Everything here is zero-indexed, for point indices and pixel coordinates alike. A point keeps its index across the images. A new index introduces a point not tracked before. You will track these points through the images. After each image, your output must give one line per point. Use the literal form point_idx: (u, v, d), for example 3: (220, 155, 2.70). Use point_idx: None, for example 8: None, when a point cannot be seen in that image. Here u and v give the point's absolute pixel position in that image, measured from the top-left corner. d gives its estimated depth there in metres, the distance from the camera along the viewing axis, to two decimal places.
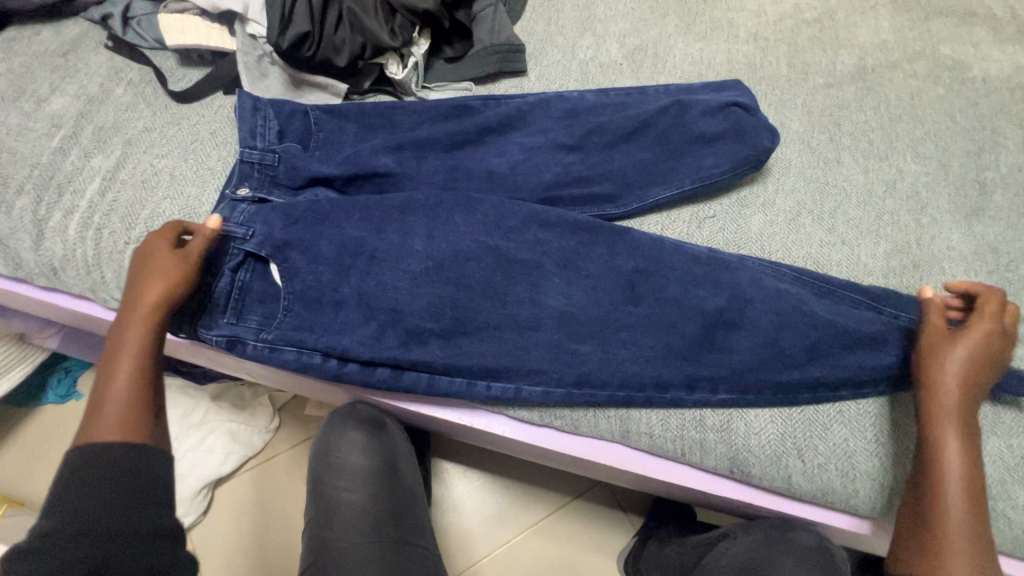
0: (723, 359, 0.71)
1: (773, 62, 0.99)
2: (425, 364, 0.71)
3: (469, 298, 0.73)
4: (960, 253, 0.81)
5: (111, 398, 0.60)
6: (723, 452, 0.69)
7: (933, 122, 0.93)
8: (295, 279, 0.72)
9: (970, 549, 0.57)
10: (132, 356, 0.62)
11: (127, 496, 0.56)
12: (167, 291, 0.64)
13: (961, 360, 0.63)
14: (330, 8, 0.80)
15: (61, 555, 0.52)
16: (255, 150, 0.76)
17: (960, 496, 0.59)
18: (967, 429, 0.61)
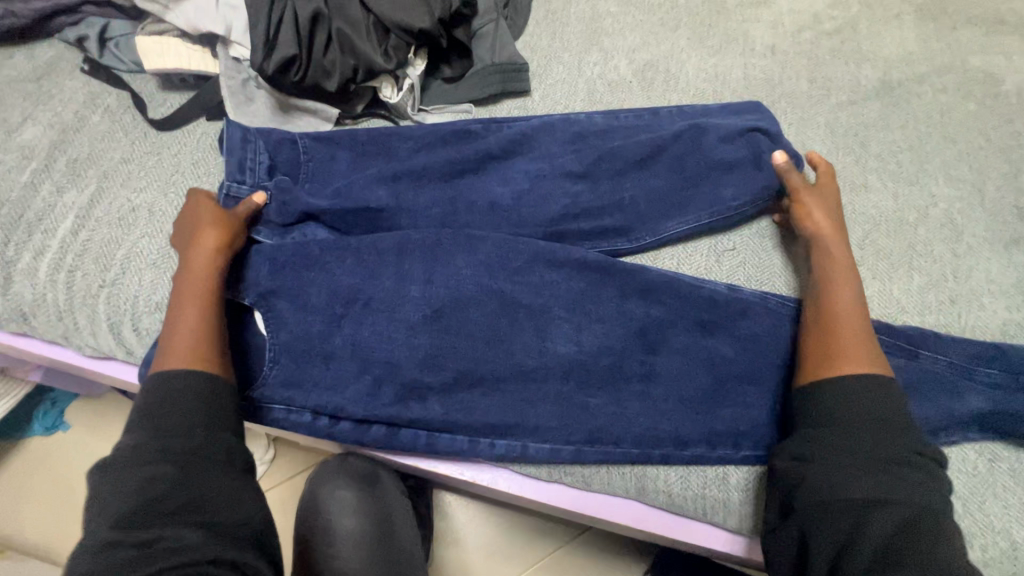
0: (743, 412, 0.66)
1: (792, 77, 0.93)
2: (424, 422, 0.65)
3: (471, 346, 0.68)
4: (1001, 287, 0.75)
5: (185, 336, 0.60)
6: (750, 513, 0.64)
7: (965, 141, 0.87)
8: (281, 329, 0.66)
9: (861, 345, 0.60)
10: (200, 294, 0.62)
11: (206, 418, 0.58)
12: (225, 238, 0.65)
13: (823, 197, 0.71)
14: (317, 29, 0.74)
15: (147, 474, 0.53)
16: (243, 184, 0.71)
17: (846, 302, 0.63)
18: (843, 249, 0.67)
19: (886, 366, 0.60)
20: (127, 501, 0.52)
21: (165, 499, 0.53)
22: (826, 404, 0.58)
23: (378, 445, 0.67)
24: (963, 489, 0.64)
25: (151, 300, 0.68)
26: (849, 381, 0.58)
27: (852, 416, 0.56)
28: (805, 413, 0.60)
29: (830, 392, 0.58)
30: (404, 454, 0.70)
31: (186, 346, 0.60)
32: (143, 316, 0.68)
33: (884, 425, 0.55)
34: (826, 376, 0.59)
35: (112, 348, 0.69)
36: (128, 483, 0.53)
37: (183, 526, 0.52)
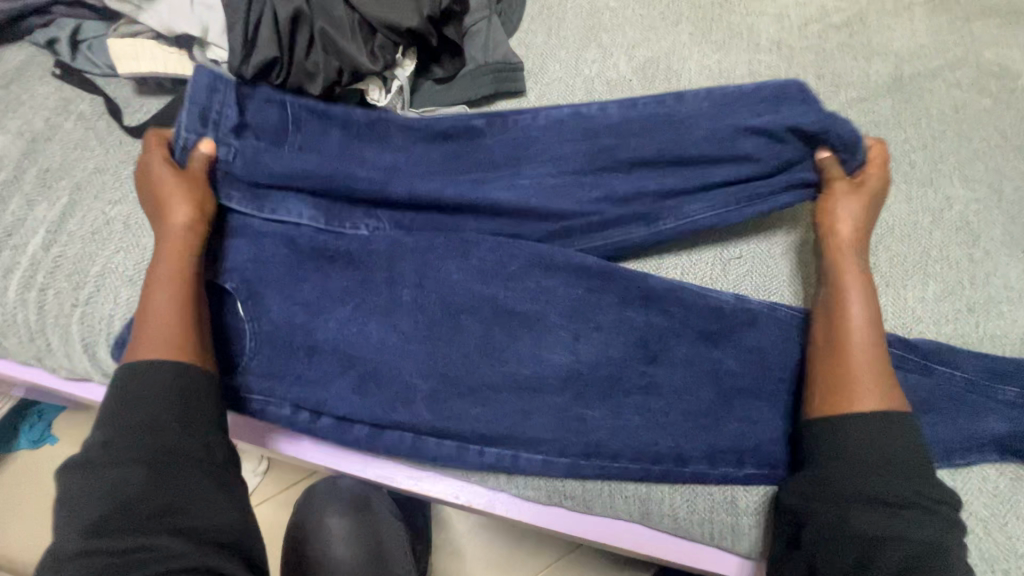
0: (752, 432, 0.62)
1: (799, 74, 0.89)
2: (410, 425, 0.63)
3: (466, 360, 0.64)
4: (1020, 293, 0.72)
5: (157, 319, 0.59)
6: (759, 538, 0.61)
7: (981, 139, 0.83)
8: (262, 317, 0.65)
9: (875, 379, 0.57)
10: (173, 276, 0.61)
11: (179, 416, 0.56)
12: (194, 200, 0.64)
13: (854, 207, 0.65)
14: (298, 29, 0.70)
15: (117, 480, 0.53)
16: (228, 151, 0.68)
17: (863, 331, 0.59)
18: (865, 270, 0.63)
19: (899, 401, 0.57)
20: (101, 508, 0.52)
21: (141, 503, 0.52)
22: (834, 442, 0.55)
23: (370, 455, 0.66)
24: (984, 510, 0.61)
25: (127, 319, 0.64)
26: (857, 419, 0.55)
27: (860, 451, 0.54)
28: (810, 444, 0.58)
29: (838, 431, 0.56)
30: (397, 466, 0.67)
31: (158, 329, 0.59)
32: (118, 335, 0.64)
33: (891, 460, 0.54)
34: (834, 409, 0.57)
35: (87, 370, 0.66)
36: (102, 489, 0.53)
37: (160, 530, 0.52)
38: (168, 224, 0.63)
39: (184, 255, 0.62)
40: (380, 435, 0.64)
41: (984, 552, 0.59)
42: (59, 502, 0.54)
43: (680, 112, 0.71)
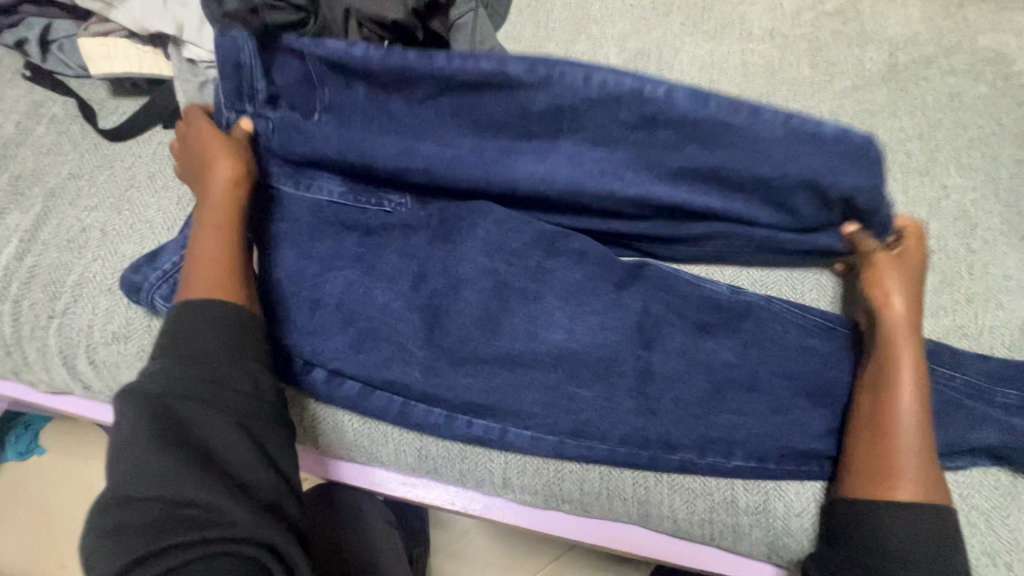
0: (756, 430, 0.60)
1: (793, 63, 0.87)
2: (403, 385, 0.60)
3: (462, 350, 0.61)
4: (1019, 283, 0.71)
5: (205, 260, 0.58)
6: (760, 537, 0.60)
7: (977, 127, 0.82)
8: (277, 268, 0.64)
9: (921, 471, 0.53)
10: (219, 225, 0.60)
11: (220, 356, 0.53)
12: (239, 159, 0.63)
13: (904, 279, 0.60)
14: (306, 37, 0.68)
15: (153, 428, 0.48)
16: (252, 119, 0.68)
17: (912, 422, 0.55)
18: (916, 350, 0.58)
19: (943, 493, 0.53)
20: (137, 458, 0.47)
21: (193, 444, 0.48)
22: (880, 530, 0.52)
23: (363, 457, 0.64)
24: (986, 503, 0.60)
25: (107, 329, 0.62)
26: (900, 512, 0.52)
27: (892, 534, 0.51)
28: (840, 518, 0.55)
29: (883, 521, 0.52)
30: (390, 472, 0.65)
31: (208, 269, 0.58)
32: (98, 346, 0.62)
33: (924, 541, 0.51)
34: (875, 498, 0.53)
35: (67, 382, 0.65)
36: (135, 439, 0.48)
37: (202, 477, 0.47)
38: (207, 176, 0.62)
39: (231, 203, 0.62)
40: (371, 429, 0.62)
41: (987, 546, 0.58)
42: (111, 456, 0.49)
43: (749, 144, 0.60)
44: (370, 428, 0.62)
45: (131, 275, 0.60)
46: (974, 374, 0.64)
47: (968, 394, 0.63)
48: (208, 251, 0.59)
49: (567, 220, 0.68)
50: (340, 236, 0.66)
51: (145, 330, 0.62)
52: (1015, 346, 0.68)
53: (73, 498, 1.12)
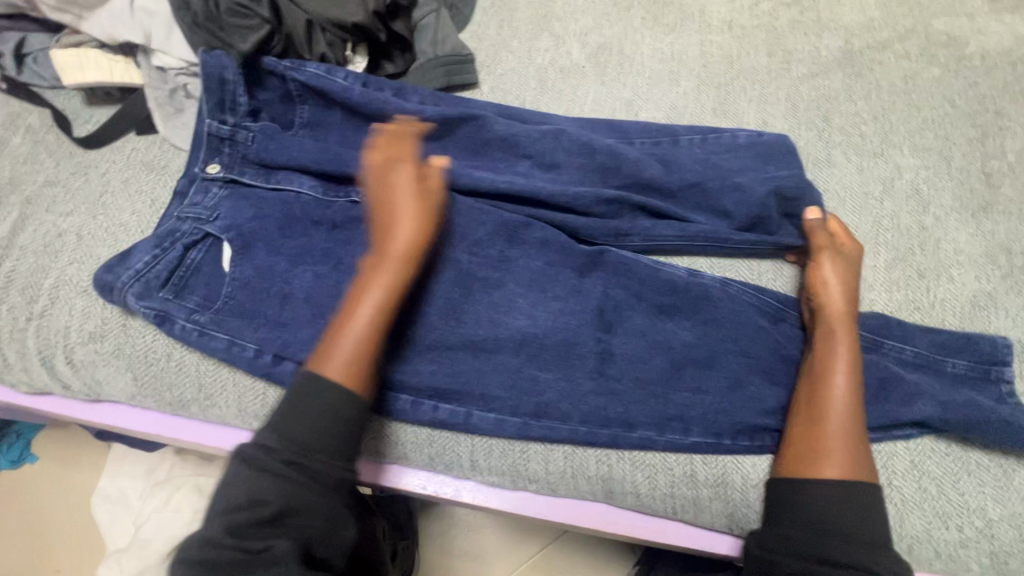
0: (713, 406, 0.62)
1: (751, 53, 0.89)
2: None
3: (427, 337, 0.63)
4: (970, 257, 0.73)
5: (355, 351, 0.56)
6: (720, 510, 0.62)
7: (930, 108, 0.85)
8: (245, 263, 0.65)
9: (849, 449, 0.55)
10: (382, 290, 0.58)
11: (331, 444, 0.53)
12: (419, 224, 0.59)
13: (840, 270, 0.64)
14: (271, 45, 0.70)
15: (258, 488, 0.50)
16: (225, 124, 0.70)
17: (842, 403, 0.57)
18: (850, 338, 0.60)
19: (872, 471, 0.55)
20: (236, 505, 0.50)
21: (280, 516, 0.50)
22: (813, 505, 0.54)
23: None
24: (938, 469, 0.62)
25: (84, 330, 0.64)
26: (829, 487, 0.54)
27: (821, 508, 0.53)
28: (776, 498, 0.56)
29: (814, 497, 0.54)
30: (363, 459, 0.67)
31: (355, 360, 0.55)
32: (75, 346, 0.64)
33: (850, 511, 0.53)
34: (806, 475, 0.55)
35: (47, 383, 0.67)
36: (242, 487, 0.51)
37: (284, 538, 0.50)
38: (387, 230, 0.59)
39: (404, 272, 0.58)
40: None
41: (939, 509, 0.60)
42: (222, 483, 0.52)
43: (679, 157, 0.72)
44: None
45: (103, 275, 0.62)
46: (921, 348, 0.66)
47: (914, 366, 0.66)
48: (359, 321, 0.56)
49: (525, 210, 0.70)
50: (309, 232, 0.68)
51: (120, 329, 0.64)
52: (965, 317, 0.70)
53: (70, 503, 1.14)
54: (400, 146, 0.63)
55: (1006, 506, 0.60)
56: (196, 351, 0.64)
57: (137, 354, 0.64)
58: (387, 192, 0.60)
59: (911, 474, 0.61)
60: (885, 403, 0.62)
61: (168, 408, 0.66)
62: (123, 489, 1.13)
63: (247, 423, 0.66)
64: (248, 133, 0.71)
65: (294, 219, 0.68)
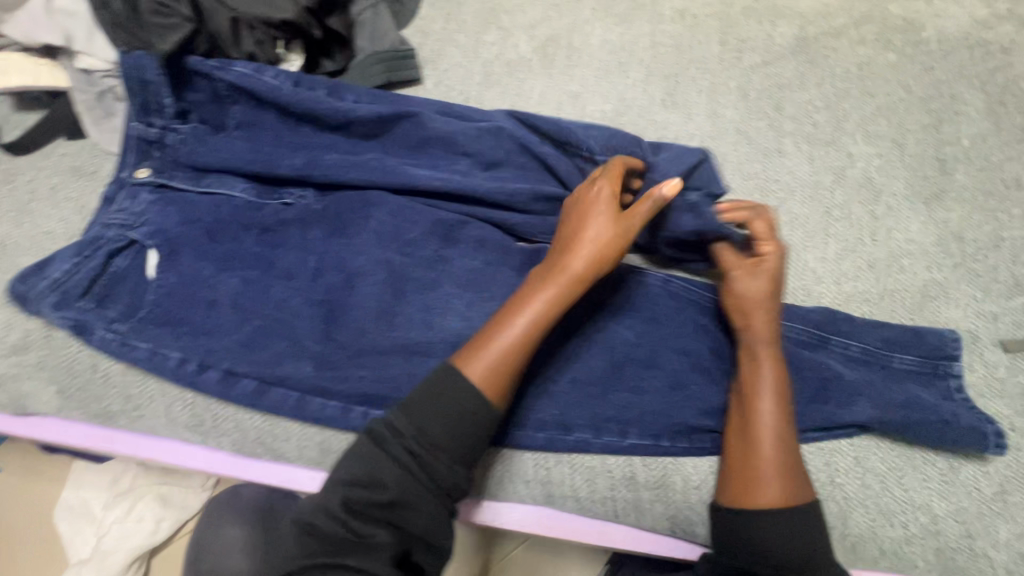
0: (652, 407, 0.61)
1: (703, 41, 0.86)
2: (294, 380, 0.61)
3: (358, 342, 0.62)
4: (922, 246, 0.71)
5: (504, 361, 0.54)
6: (661, 512, 0.60)
7: (885, 95, 0.83)
8: (171, 270, 0.63)
9: (781, 473, 0.53)
10: (535, 310, 0.55)
11: (459, 448, 0.52)
12: (598, 251, 0.56)
13: (760, 282, 0.58)
14: (195, 45, 0.68)
15: (380, 473, 0.51)
16: (152, 126, 0.68)
17: (770, 427, 0.54)
18: (778, 355, 0.57)
19: (807, 492, 0.53)
20: (354, 481, 0.51)
21: (389, 507, 0.51)
22: (754, 536, 0.52)
23: (267, 455, 0.64)
24: (883, 465, 0.60)
25: (5, 341, 0.62)
26: (767, 517, 0.52)
27: (762, 535, 0.51)
28: (721, 531, 0.54)
29: (754, 529, 0.52)
30: (297, 467, 0.65)
31: (499, 371, 0.54)
32: None
33: (789, 537, 0.51)
34: (742, 504, 0.53)
35: None
36: (357, 468, 0.51)
37: (386, 526, 0.51)
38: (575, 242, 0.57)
39: (557, 299, 0.56)
40: (273, 426, 0.62)
41: (883, 507, 0.59)
42: (343, 454, 0.53)
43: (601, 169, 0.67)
44: (272, 425, 0.62)
45: (18, 284, 0.60)
46: (869, 342, 0.65)
47: (861, 362, 0.64)
48: (506, 338, 0.54)
49: (462, 207, 0.68)
50: (239, 237, 0.66)
51: (44, 340, 0.63)
52: (914, 309, 0.68)
53: (29, 516, 1.07)
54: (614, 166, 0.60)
55: (950, 501, 0.59)
56: (121, 362, 0.62)
57: (61, 366, 0.62)
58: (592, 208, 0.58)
59: (855, 472, 0.60)
60: (825, 402, 0.61)
61: (97, 420, 0.65)
62: (86, 500, 1.06)
63: (178, 433, 0.64)
64: (178, 135, 0.69)
65: (224, 223, 0.67)
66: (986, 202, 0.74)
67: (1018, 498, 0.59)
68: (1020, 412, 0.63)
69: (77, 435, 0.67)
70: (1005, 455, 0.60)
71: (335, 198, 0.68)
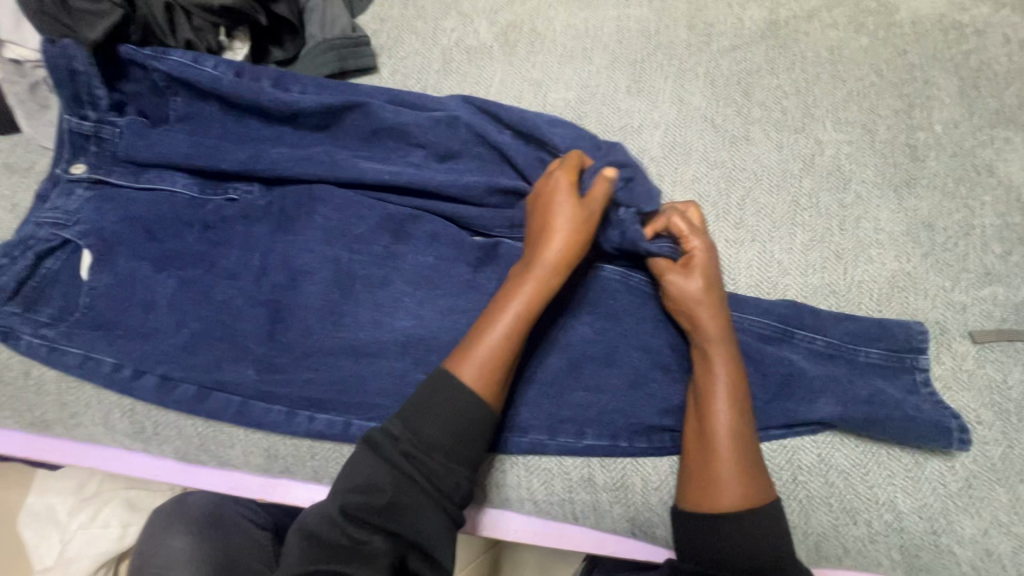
0: (611, 407, 0.59)
1: (669, 25, 0.82)
2: (235, 385, 0.58)
3: (304, 344, 0.59)
4: (891, 236, 0.69)
5: (493, 356, 0.52)
6: (621, 514, 0.58)
7: (856, 79, 0.78)
8: (106, 271, 0.60)
9: (741, 473, 0.51)
10: (516, 309, 0.54)
11: (456, 449, 0.50)
12: (571, 244, 0.55)
13: (697, 278, 0.58)
14: (128, 32, 0.64)
15: (376, 476, 0.49)
16: (86, 119, 0.65)
17: (727, 428, 0.53)
18: (729, 350, 0.56)
19: (768, 488, 0.52)
20: (352, 486, 0.49)
21: (386, 513, 0.47)
22: (716, 540, 0.50)
23: (213, 461, 0.61)
24: (847, 462, 0.59)
25: None
26: (729, 521, 0.50)
27: (721, 535, 0.50)
28: (681, 531, 0.52)
29: (714, 531, 0.50)
30: (247, 474, 0.63)
31: (489, 366, 0.52)
32: None
33: (748, 536, 0.49)
34: (703, 510, 0.51)
35: None
36: (354, 473, 0.49)
37: (383, 532, 0.47)
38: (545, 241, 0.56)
39: (538, 296, 0.54)
40: (216, 433, 0.60)
41: (847, 505, 0.58)
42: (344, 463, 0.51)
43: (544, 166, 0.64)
44: (215, 431, 0.60)
45: None
46: (833, 336, 0.63)
47: (826, 357, 0.63)
48: (487, 341, 0.52)
49: (414, 201, 0.65)
50: (180, 234, 0.63)
51: None
52: (882, 300, 0.66)
53: None
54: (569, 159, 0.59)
55: (915, 498, 0.58)
56: (54, 368, 0.59)
57: None
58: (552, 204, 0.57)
59: (818, 469, 0.59)
60: (786, 399, 0.60)
61: (34, 428, 0.62)
62: (51, 505, 0.95)
63: (119, 441, 0.61)
64: (115, 128, 0.66)
65: (163, 221, 0.63)
66: (959, 189, 0.71)
67: (984, 493, 0.58)
68: (988, 405, 0.61)
69: (11, 444, 0.64)
70: (970, 450, 0.59)
71: (282, 193, 0.66)
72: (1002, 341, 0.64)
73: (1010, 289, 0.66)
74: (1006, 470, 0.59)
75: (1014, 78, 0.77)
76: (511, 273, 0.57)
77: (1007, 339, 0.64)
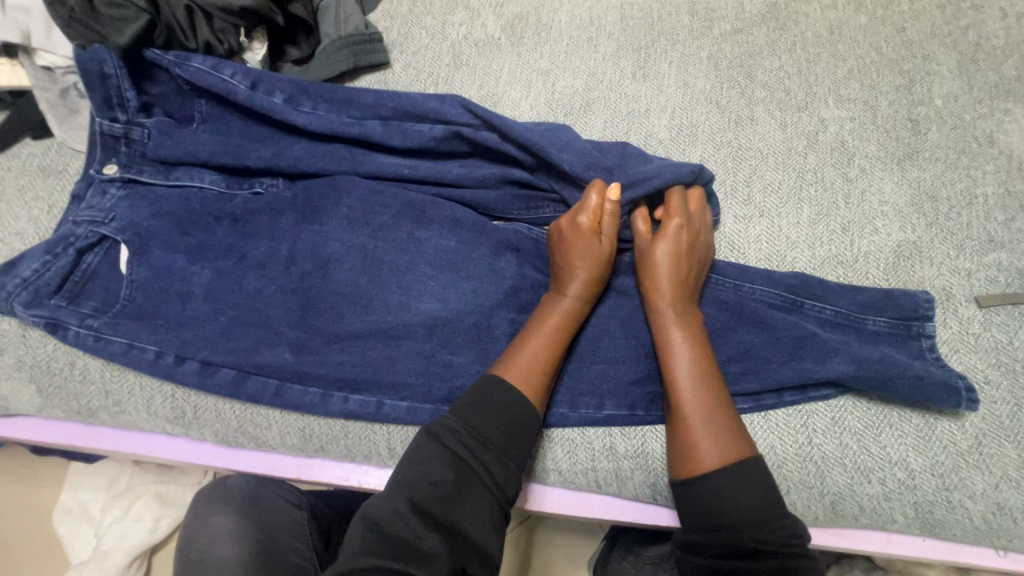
0: (628, 376, 0.62)
1: (672, 12, 0.84)
2: (272, 368, 0.60)
3: (335, 328, 0.62)
4: (895, 207, 0.71)
5: (537, 366, 0.57)
6: (642, 480, 0.60)
7: (857, 57, 0.80)
8: (143, 265, 0.63)
9: (718, 438, 0.53)
10: (547, 330, 0.59)
11: (509, 444, 0.53)
12: (594, 271, 0.61)
13: (663, 251, 0.61)
14: (153, 38, 0.67)
15: (437, 468, 0.51)
16: (117, 122, 0.68)
17: (700, 402, 0.55)
18: (689, 325, 0.59)
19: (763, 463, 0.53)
20: (418, 480, 0.50)
21: (447, 507, 0.49)
22: (707, 497, 0.51)
23: (251, 443, 0.64)
24: (858, 423, 0.61)
25: None
26: (713, 479, 0.51)
27: (746, 498, 0.51)
28: (688, 508, 0.52)
29: (706, 489, 0.51)
30: (283, 455, 0.66)
31: (534, 373, 0.57)
32: None
33: (767, 498, 0.51)
34: (687, 475, 0.53)
35: None
36: (416, 465, 0.51)
37: (441, 531, 0.48)
38: (569, 269, 0.61)
39: (564, 316, 0.60)
40: (254, 415, 0.63)
41: (860, 464, 0.60)
42: (403, 455, 0.53)
43: (561, 151, 0.65)
44: (252, 414, 0.63)
45: None
46: (841, 305, 0.66)
47: (834, 325, 0.66)
48: (522, 351, 0.58)
49: (431, 190, 0.68)
50: (211, 228, 0.66)
51: (20, 340, 0.63)
52: (890, 271, 0.68)
53: (27, 515, 1.00)
54: (593, 188, 0.62)
55: (927, 455, 0.60)
56: (98, 358, 0.62)
57: (38, 364, 0.62)
58: (572, 235, 0.62)
59: (832, 431, 0.61)
60: (800, 361, 0.62)
61: (79, 417, 0.65)
62: (85, 501, 0.97)
63: (160, 426, 0.64)
64: (144, 129, 0.69)
65: (195, 215, 0.66)
66: (961, 160, 0.73)
67: (994, 450, 0.60)
68: (995, 366, 0.63)
69: (57, 433, 0.68)
70: (978, 409, 0.61)
71: (305, 185, 0.68)
72: (1007, 304, 0.66)
73: (1013, 255, 0.68)
74: (1015, 427, 0.61)
75: (1012, 51, 0.79)
76: (544, 297, 0.63)
77: (1013, 303, 0.66)
